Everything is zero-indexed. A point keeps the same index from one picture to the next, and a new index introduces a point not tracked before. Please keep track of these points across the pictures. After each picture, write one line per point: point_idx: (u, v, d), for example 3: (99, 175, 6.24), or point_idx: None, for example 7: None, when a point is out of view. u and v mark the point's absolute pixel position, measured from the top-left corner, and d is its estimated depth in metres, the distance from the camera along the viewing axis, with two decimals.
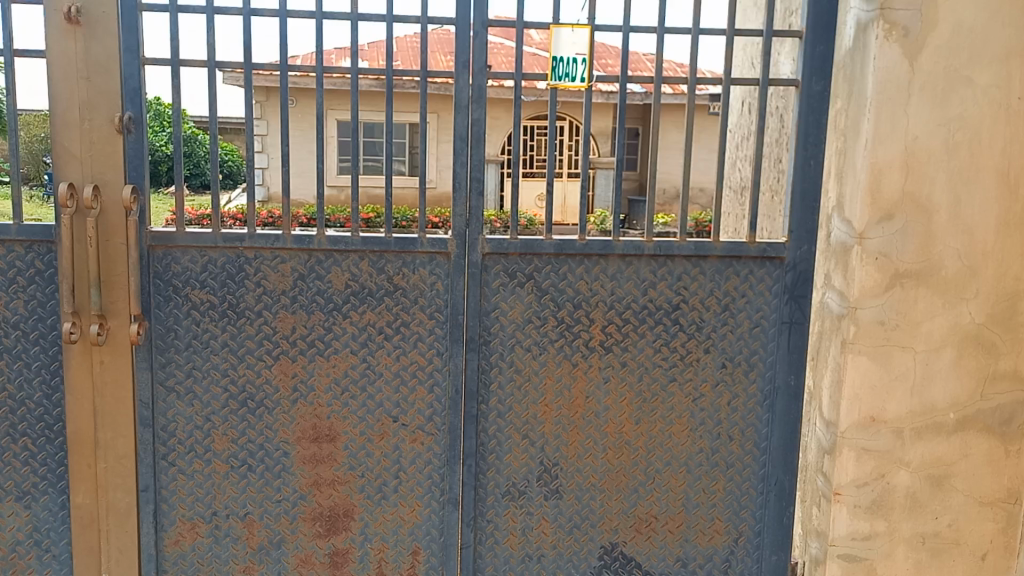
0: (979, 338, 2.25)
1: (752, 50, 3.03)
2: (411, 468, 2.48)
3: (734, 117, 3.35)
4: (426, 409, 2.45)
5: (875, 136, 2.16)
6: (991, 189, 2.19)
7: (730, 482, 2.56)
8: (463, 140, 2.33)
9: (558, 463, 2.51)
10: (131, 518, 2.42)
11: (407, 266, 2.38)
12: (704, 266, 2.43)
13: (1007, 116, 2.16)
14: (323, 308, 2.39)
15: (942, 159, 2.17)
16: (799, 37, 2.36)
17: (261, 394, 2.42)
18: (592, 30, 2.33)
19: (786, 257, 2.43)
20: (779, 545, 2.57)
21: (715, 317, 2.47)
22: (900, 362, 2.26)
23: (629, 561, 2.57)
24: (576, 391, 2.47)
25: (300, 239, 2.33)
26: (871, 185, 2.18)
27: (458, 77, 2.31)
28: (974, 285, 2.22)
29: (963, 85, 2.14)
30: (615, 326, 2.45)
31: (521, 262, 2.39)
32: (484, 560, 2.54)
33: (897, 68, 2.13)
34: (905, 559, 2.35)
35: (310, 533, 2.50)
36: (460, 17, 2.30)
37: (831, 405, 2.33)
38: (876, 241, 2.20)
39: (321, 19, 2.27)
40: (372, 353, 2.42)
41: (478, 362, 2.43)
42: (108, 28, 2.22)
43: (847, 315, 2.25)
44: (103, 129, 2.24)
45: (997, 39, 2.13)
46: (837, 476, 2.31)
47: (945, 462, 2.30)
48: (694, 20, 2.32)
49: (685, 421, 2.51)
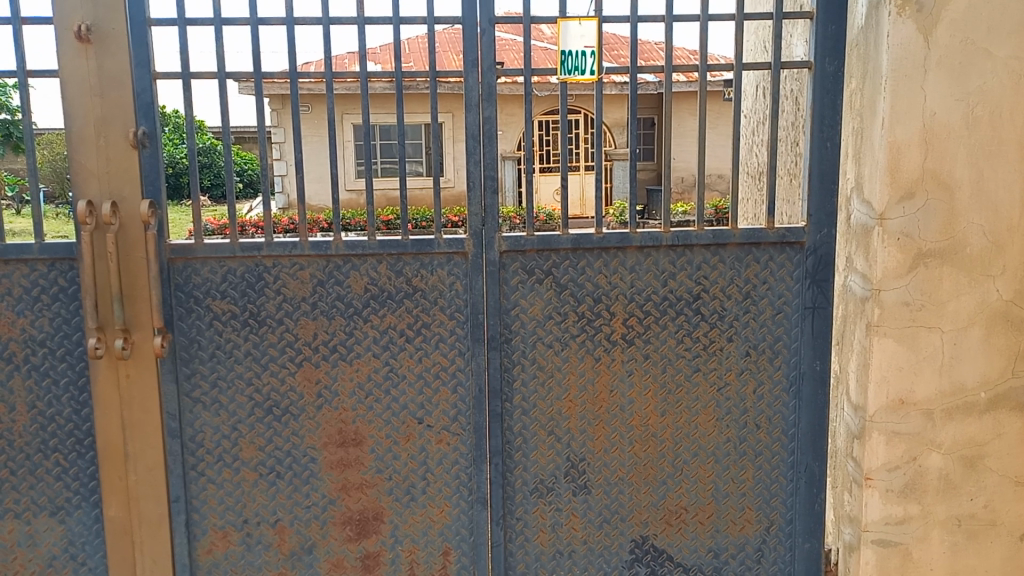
0: (1007, 315, 2.21)
1: (764, 33, 3.00)
2: (438, 468, 2.48)
3: (748, 102, 3.32)
4: (450, 409, 2.45)
5: (893, 115, 2.13)
6: (1014, 163, 2.15)
7: (760, 471, 2.53)
8: (475, 139, 2.32)
9: (585, 458, 2.50)
10: (164, 529, 2.44)
11: (425, 267, 2.38)
12: (724, 254, 2.41)
13: None
14: (343, 313, 2.39)
15: (962, 135, 2.14)
16: (810, 17, 2.33)
17: (286, 401, 2.43)
18: (600, 22, 2.31)
19: (807, 241, 2.40)
20: (811, 532, 2.55)
21: (736, 305, 2.44)
22: (927, 343, 2.23)
23: (661, 554, 2.56)
24: (600, 385, 2.46)
25: (317, 245, 2.34)
26: (890, 164, 2.15)
27: (467, 76, 2.30)
28: (1000, 261, 2.19)
29: (981, 58, 2.11)
30: (636, 318, 2.44)
31: (539, 258, 2.39)
32: (515, 558, 2.54)
33: (911, 44, 2.09)
34: (941, 542, 2.32)
35: (340, 537, 2.51)
36: (466, 15, 2.28)
37: (858, 389, 2.30)
38: (897, 221, 2.17)
39: (328, 25, 2.27)
40: (395, 356, 2.42)
41: (501, 360, 2.43)
42: (119, 45, 2.23)
43: (870, 297, 2.22)
44: (119, 145, 2.26)
45: (1014, 9, 2.09)
46: (867, 461, 2.28)
47: (978, 443, 2.26)
48: (703, 7, 2.29)
49: (711, 410, 2.49)
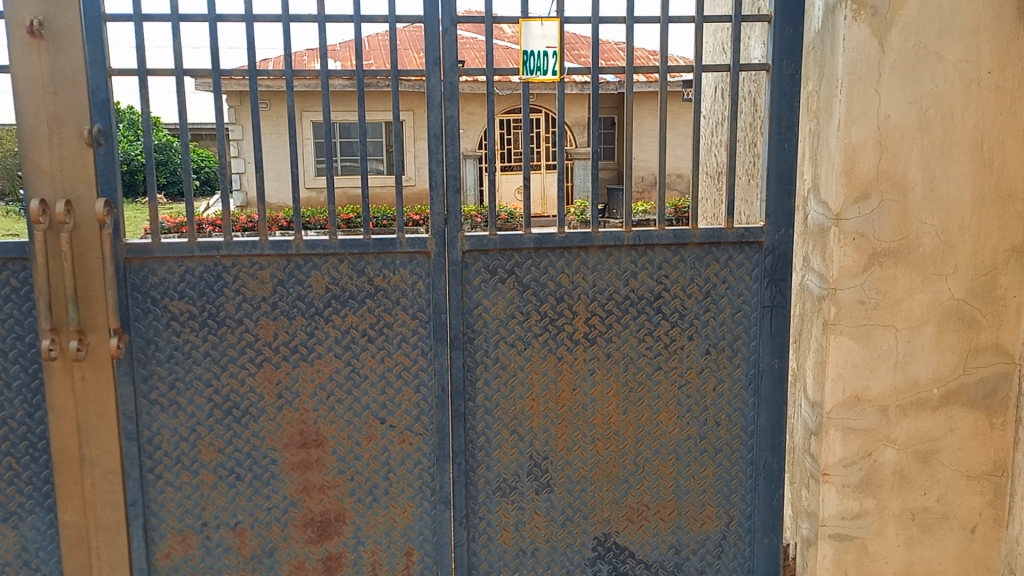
0: (959, 313, 2.26)
1: (723, 35, 3.04)
2: (401, 468, 2.47)
3: (707, 102, 3.36)
4: (413, 409, 2.44)
5: (848, 117, 2.17)
6: (965, 164, 2.20)
7: (720, 468, 2.57)
8: (437, 138, 2.32)
9: (548, 457, 2.51)
10: (121, 533, 2.40)
11: (388, 267, 2.36)
12: (684, 254, 2.43)
13: (979, 90, 2.17)
14: (304, 313, 2.37)
15: (915, 136, 2.18)
16: (769, 20, 2.36)
17: (246, 402, 2.40)
18: (561, 22, 2.32)
19: (765, 241, 2.43)
20: (770, 527, 2.59)
21: (697, 303, 2.47)
22: (881, 340, 2.27)
23: (623, 551, 2.58)
24: (563, 384, 2.47)
25: (277, 244, 2.31)
26: (846, 165, 2.19)
27: (429, 75, 2.29)
28: (952, 260, 2.24)
29: (934, 61, 2.15)
30: (598, 318, 2.45)
31: (501, 258, 2.39)
32: (479, 558, 2.54)
33: (866, 47, 2.14)
34: (896, 536, 2.37)
35: (302, 539, 2.49)
36: (428, 14, 2.28)
37: (815, 386, 2.34)
38: (852, 222, 2.21)
39: (288, 22, 2.25)
40: (357, 356, 2.41)
41: (463, 360, 2.43)
42: (72, 41, 2.19)
43: (827, 296, 2.26)
44: (73, 143, 2.21)
45: (966, 13, 2.14)
46: (824, 456, 2.32)
47: (931, 438, 2.31)
48: (664, 8, 2.31)
49: (673, 408, 2.52)
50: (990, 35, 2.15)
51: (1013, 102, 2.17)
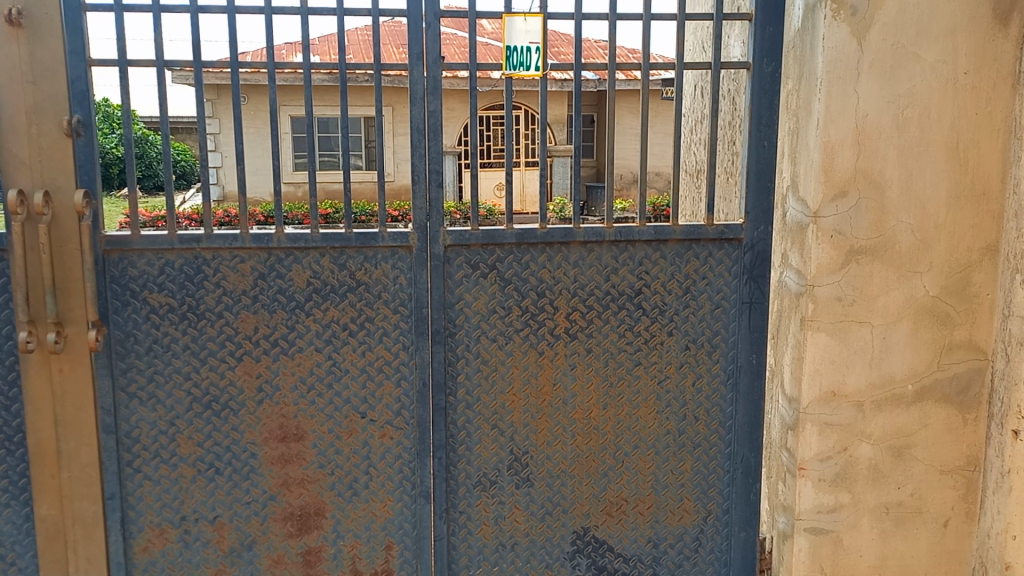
0: (933, 310, 2.29)
1: (704, 34, 3.08)
2: (382, 462, 2.47)
3: (687, 100, 3.40)
4: (394, 403, 2.44)
5: (827, 116, 2.19)
6: (941, 163, 2.23)
7: (698, 462, 2.59)
8: (419, 132, 2.32)
9: (528, 451, 2.52)
10: (98, 528, 2.38)
11: (369, 260, 2.37)
12: (665, 250, 2.45)
13: (955, 90, 2.20)
14: (285, 306, 2.37)
15: (892, 135, 2.21)
16: (749, 19, 2.38)
17: (226, 395, 2.40)
18: (544, 18, 2.33)
19: (744, 238, 2.46)
20: (747, 521, 2.62)
21: (677, 300, 2.49)
22: (858, 336, 2.30)
23: (602, 545, 2.60)
24: (543, 378, 2.48)
25: (258, 237, 2.31)
26: (824, 163, 2.21)
27: (412, 69, 2.30)
28: (927, 258, 2.27)
29: (911, 61, 2.18)
30: (579, 313, 2.47)
31: (483, 253, 2.40)
32: (458, 551, 2.54)
33: (845, 47, 2.16)
34: (870, 529, 2.40)
35: (281, 533, 2.48)
36: (412, 9, 2.28)
37: (793, 381, 2.37)
38: (830, 219, 2.23)
39: (270, 14, 2.24)
40: (338, 350, 2.40)
41: (445, 354, 2.43)
42: (52, 31, 2.17)
43: (805, 293, 2.29)
44: (52, 133, 2.20)
45: (943, 15, 2.17)
46: (801, 451, 2.35)
47: (905, 433, 2.35)
48: (646, 6, 2.33)
49: (652, 404, 2.53)
50: (966, 36, 2.18)
51: (988, 104, 2.21)
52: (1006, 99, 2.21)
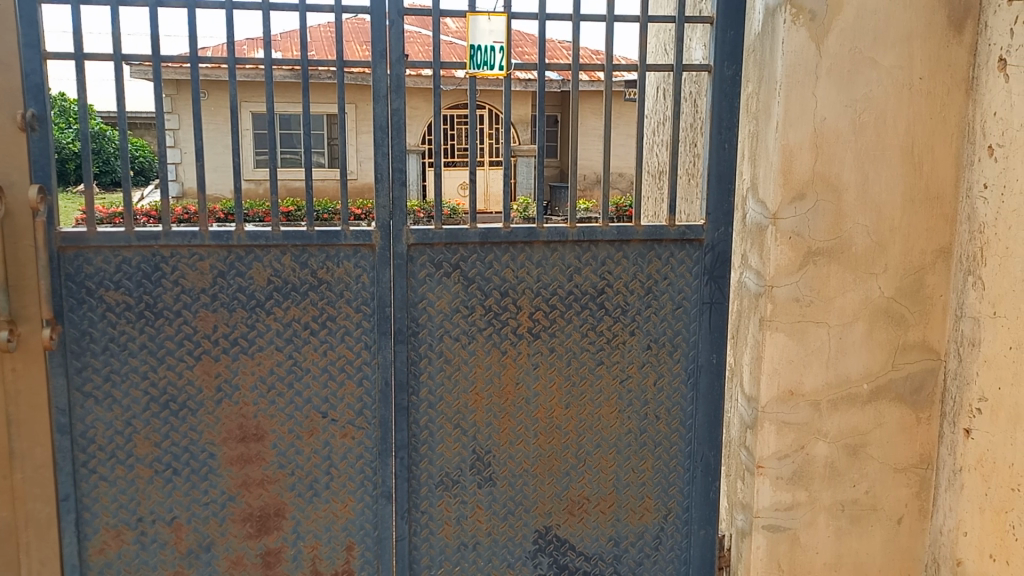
0: (888, 311, 2.34)
1: (666, 37, 3.11)
2: (343, 463, 2.46)
3: (650, 103, 3.43)
4: (355, 403, 2.43)
5: (786, 120, 2.22)
6: (896, 166, 2.27)
7: (659, 461, 2.61)
8: (382, 130, 2.31)
9: (490, 450, 2.52)
10: (52, 529, 2.33)
11: (332, 259, 2.35)
12: (627, 251, 2.47)
13: (910, 95, 2.24)
14: (245, 305, 2.34)
15: (849, 139, 2.25)
16: (711, 22, 2.40)
17: (184, 395, 2.37)
18: (508, 18, 2.33)
19: (704, 239, 2.48)
20: (707, 519, 2.64)
21: (639, 299, 2.51)
22: (815, 337, 2.33)
23: (564, 543, 2.60)
24: (506, 378, 2.49)
25: (218, 235, 2.28)
26: (783, 166, 2.24)
27: (375, 67, 2.28)
28: (882, 260, 2.31)
29: (868, 66, 2.22)
30: (542, 313, 2.47)
31: (446, 252, 2.39)
32: (420, 552, 2.54)
33: (804, 51, 2.19)
34: (827, 527, 2.44)
35: (240, 534, 2.46)
36: (375, 6, 2.26)
37: (751, 380, 2.40)
38: (789, 221, 2.27)
39: (231, 9, 2.22)
40: (299, 350, 2.39)
41: (407, 353, 2.42)
42: (6, 23, 2.12)
43: (764, 294, 2.32)
44: (5, 128, 2.15)
45: (899, 21, 2.21)
46: (759, 450, 2.38)
47: (861, 432, 2.39)
48: (609, 7, 2.34)
49: (614, 403, 2.55)
50: (922, 42, 2.22)
51: (941, 108, 2.26)
52: (960, 104, 2.26)
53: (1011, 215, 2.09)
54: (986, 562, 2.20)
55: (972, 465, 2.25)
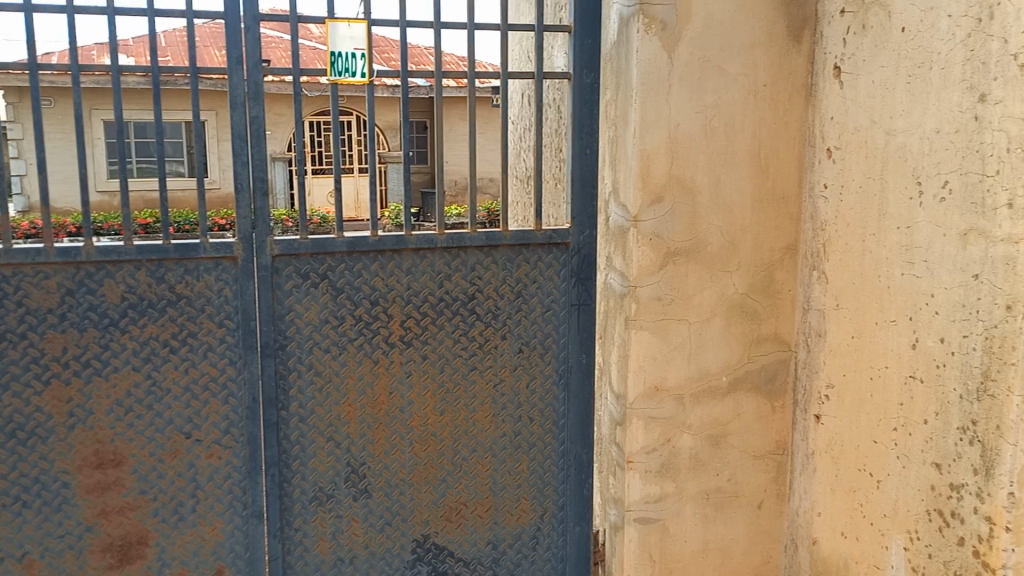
0: (743, 305, 2.46)
1: (527, 44, 3.17)
2: (209, 484, 2.37)
3: (515, 108, 3.48)
4: (221, 422, 2.34)
5: (642, 125, 2.30)
6: (746, 168, 2.40)
7: (533, 462, 2.64)
8: (242, 138, 2.24)
9: (365, 462, 2.49)
10: None
11: (191, 273, 2.26)
12: (495, 255, 2.49)
13: (758, 100, 2.38)
14: (98, 324, 2.22)
15: (701, 143, 2.35)
16: (568, 30, 2.45)
17: (31, 423, 2.21)
18: (368, 24, 2.31)
19: (570, 242, 2.54)
20: (581, 516, 2.71)
21: (508, 303, 2.53)
22: (677, 333, 2.43)
23: (442, 550, 2.60)
24: (379, 388, 2.46)
25: (65, 251, 2.15)
26: (641, 170, 2.32)
27: (231, 74, 2.21)
28: (736, 257, 2.44)
29: (717, 74, 2.33)
30: (413, 320, 2.46)
31: (312, 262, 2.34)
32: (294, 569, 2.48)
33: (656, 59, 2.28)
34: (693, 516, 2.54)
35: (99, 567, 2.32)
36: (229, 12, 2.20)
37: (618, 379, 2.47)
38: (648, 223, 2.35)
39: (73, 14, 2.10)
40: (158, 368, 2.28)
41: (275, 367, 2.36)
42: None
43: (628, 294, 2.39)
44: None
45: (744, 31, 2.34)
46: (628, 446, 2.45)
47: (722, 422, 2.51)
48: (470, 15, 2.36)
49: (488, 407, 2.57)
50: (766, 50, 2.36)
51: (785, 114, 2.40)
52: (801, 108, 2.41)
53: (848, 214, 2.24)
54: (839, 541, 2.35)
55: (821, 450, 2.40)
